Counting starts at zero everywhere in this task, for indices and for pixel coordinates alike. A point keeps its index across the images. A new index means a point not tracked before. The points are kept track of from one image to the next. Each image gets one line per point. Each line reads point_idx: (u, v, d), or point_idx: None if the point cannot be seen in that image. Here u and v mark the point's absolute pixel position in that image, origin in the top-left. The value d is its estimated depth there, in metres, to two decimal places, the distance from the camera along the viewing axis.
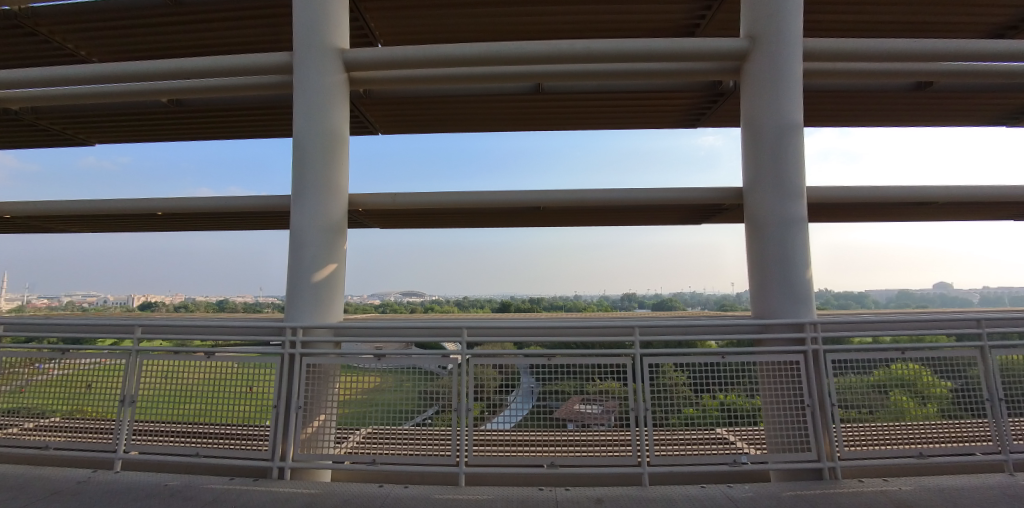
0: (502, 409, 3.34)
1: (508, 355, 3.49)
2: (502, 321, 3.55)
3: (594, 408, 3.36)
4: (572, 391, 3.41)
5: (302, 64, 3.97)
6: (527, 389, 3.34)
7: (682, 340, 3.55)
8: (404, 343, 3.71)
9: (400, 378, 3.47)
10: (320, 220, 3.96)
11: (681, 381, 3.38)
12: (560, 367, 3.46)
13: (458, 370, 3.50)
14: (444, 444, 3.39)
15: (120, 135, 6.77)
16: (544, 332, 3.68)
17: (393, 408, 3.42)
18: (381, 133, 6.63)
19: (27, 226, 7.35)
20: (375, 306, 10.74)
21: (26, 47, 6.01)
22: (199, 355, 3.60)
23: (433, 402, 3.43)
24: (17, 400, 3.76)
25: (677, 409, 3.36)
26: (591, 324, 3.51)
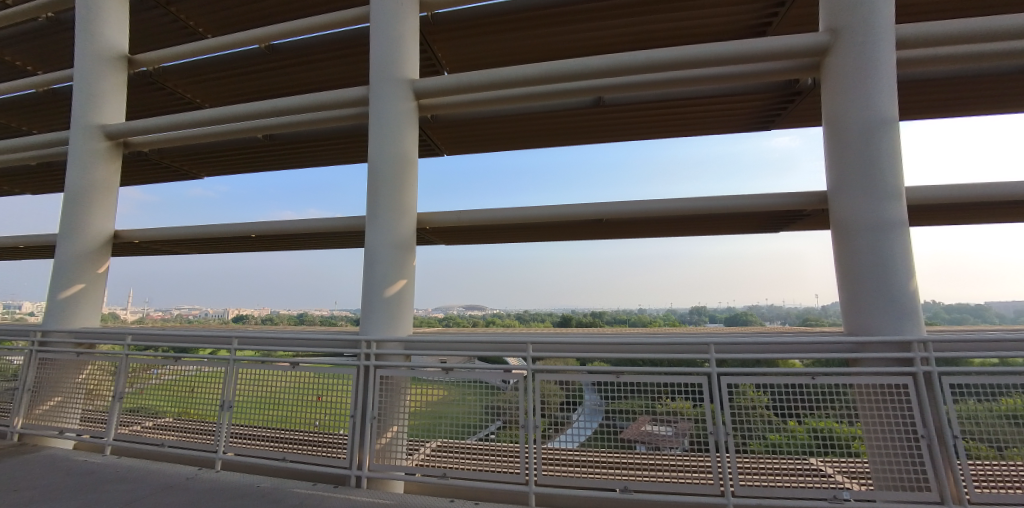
0: (567, 427, 3.24)
1: (571, 371, 3.41)
2: (565, 336, 3.47)
3: (665, 430, 3.13)
4: (641, 410, 3.19)
5: (376, 95, 4.27)
6: (592, 407, 3.23)
7: (760, 358, 3.23)
8: (469, 356, 3.89)
9: (464, 392, 3.53)
10: (390, 239, 4.18)
11: (763, 404, 3.09)
12: (628, 385, 3.29)
13: (521, 385, 3.48)
14: (510, 461, 3.38)
15: (222, 168, 7.71)
16: (607, 349, 3.55)
17: (459, 421, 3.49)
18: (445, 154, 6.94)
19: (147, 250, 8.55)
20: (439, 319, 11.16)
21: (153, 98, 7.10)
22: (282, 365, 3.88)
23: (496, 417, 3.44)
24: (137, 401, 4.29)
25: (760, 435, 3.07)
26: (660, 340, 3.33)
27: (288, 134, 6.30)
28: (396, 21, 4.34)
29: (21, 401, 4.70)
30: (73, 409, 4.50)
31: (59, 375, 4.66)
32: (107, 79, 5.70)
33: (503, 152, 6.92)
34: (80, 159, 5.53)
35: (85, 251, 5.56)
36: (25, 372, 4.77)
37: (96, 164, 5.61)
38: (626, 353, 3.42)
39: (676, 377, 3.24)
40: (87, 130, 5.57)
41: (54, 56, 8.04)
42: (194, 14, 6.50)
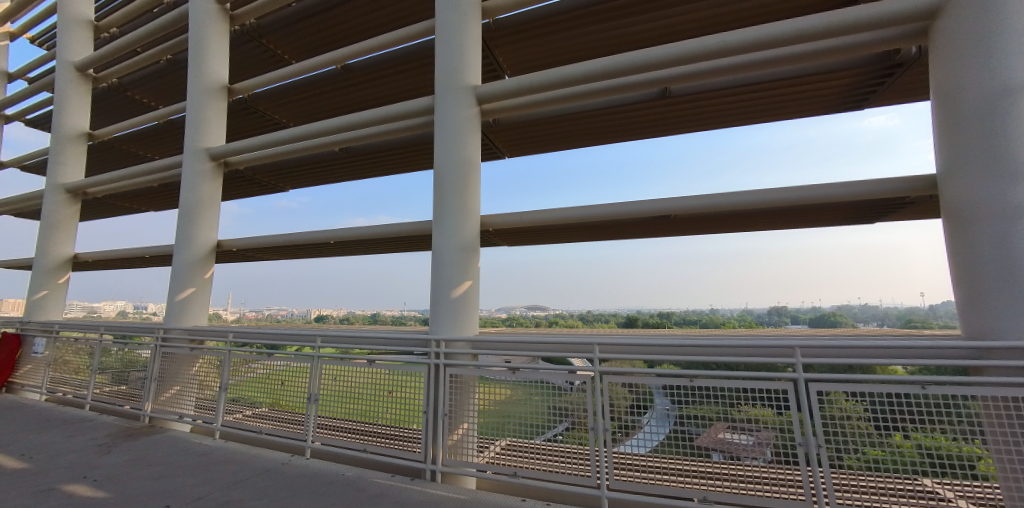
0: (635, 431, 3.13)
1: (639, 374, 3.27)
2: (633, 337, 3.34)
3: (745, 439, 2.91)
4: (715, 417, 3.00)
5: (441, 103, 4.44)
6: (662, 411, 3.09)
7: (854, 363, 2.88)
8: (532, 357, 3.82)
9: (529, 392, 3.54)
10: (456, 241, 4.32)
11: (860, 415, 2.74)
12: (702, 390, 3.08)
13: (586, 387, 3.43)
14: (578, 462, 3.35)
15: (305, 181, 8.46)
16: (678, 351, 3.36)
17: (526, 421, 3.50)
18: (506, 156, 7.05)
19: (243, 257, 9.58)
20: (501, 319, 11.36)
21: (248, 121, 7.98)
22: (362, 362, 4.15)
23: (563, 418, 3.42)
24: (238, 391, 4.80)
25: (856, 450, 2.75)
26: (737, 342, 3.07)
27: (360, 146, 6.75)
28: (459, 31, 4.48)
29: (149, 389, 5.46)
30: (189, 398, 5.15)
31: (177, 367, 5.34)
32: (211, 108, 6.46)
33: (563, 151, 6.88)
34: (192, 178, 6.32)
35: (195, 258, 6.35)
36: (151, 364, 5.53)
37: (203, 182, 6.37)
38: (699, 356, 3.21)
39: (754, 381, 2.95)
40: (197, 153, 6.35)
41: (171, 91, 9.30)
42: (281, 43, 7.20)
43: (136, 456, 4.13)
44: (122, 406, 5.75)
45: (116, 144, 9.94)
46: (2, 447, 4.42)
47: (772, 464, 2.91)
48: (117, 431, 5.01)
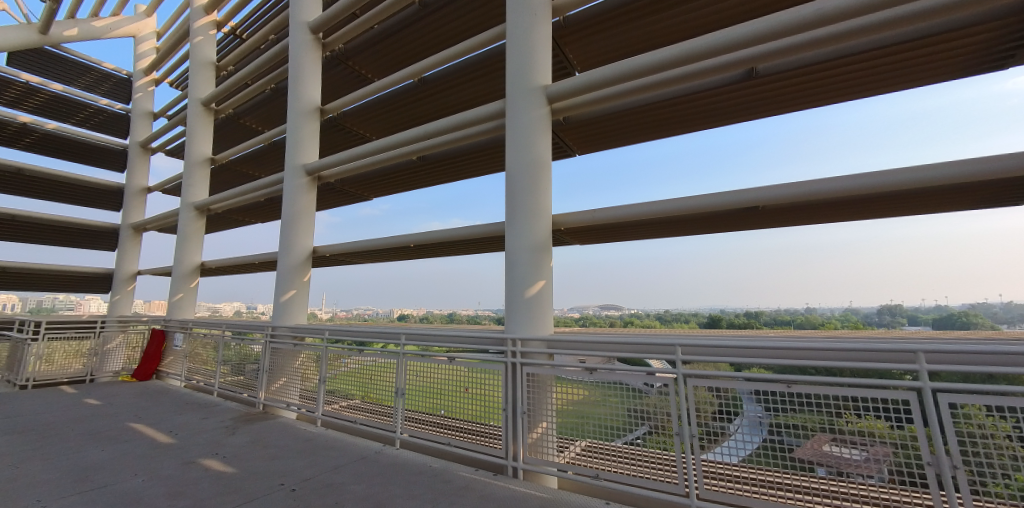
0: (723, 439, 2.92)
1: (726, 377, 3.00)
2: (717, 338, 3.09)
3: (854, 454, 2.58)
4: (818, 427, 2.71)
5: (512, 105, 4.51)
6: (753, 419, 2.82)
7: (996, 374, 2.39)
8: (607, 357, 3.70)
9: (605, 393, 3.46)
10: (528, 241, 4.36)
11: (1006, 434, 2.30)
12: (800, 398, 2.79)
13: (667, 390, 3.27)
14: (663, 466, 3.23)
15: (387, 189, 9.12)
16: (770, 354, 3.06)
17: (605, 423, 3.42)
18: (576, 153, 6.99)
19: (334, 262, 10.53)
20: (575, 319, 11.27)
21: (337, 137, 8.76)
22: (443, 359, 4.34)
23: (643, 421, 3.28)
24: (334, 383, 5.26)
25: (1004, 475, 2.30)
26: (842, 345, 2.71)
27: (436, 154, 7.12)
28: (529, 32, 4.52)
29: (262, 379, 6.19)
30: (293, 388, 5.76)
31: (284, 361, 6.00)
32: (306, 128, 7.17)
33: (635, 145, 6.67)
34: (291, 192, 7.06)
35: (295, 264, 7.10)
36: (263, 358, 6.26)
37: (300, 194, 7.10)
38: (795, 360, 2.90)
39: (866, 389, 2.60)
40: (295, 169, 7.09)
41: (273, 116, 10.52)
42: (364, 63, 7.83)
43: (254, 439, 4.71)
44: (241, 393, 6.60)
45: (231, 166, 11.47)
46: (155, 425, 5.28)
47: (888, 483, 2.55)
48: (238, 416, 5.76)
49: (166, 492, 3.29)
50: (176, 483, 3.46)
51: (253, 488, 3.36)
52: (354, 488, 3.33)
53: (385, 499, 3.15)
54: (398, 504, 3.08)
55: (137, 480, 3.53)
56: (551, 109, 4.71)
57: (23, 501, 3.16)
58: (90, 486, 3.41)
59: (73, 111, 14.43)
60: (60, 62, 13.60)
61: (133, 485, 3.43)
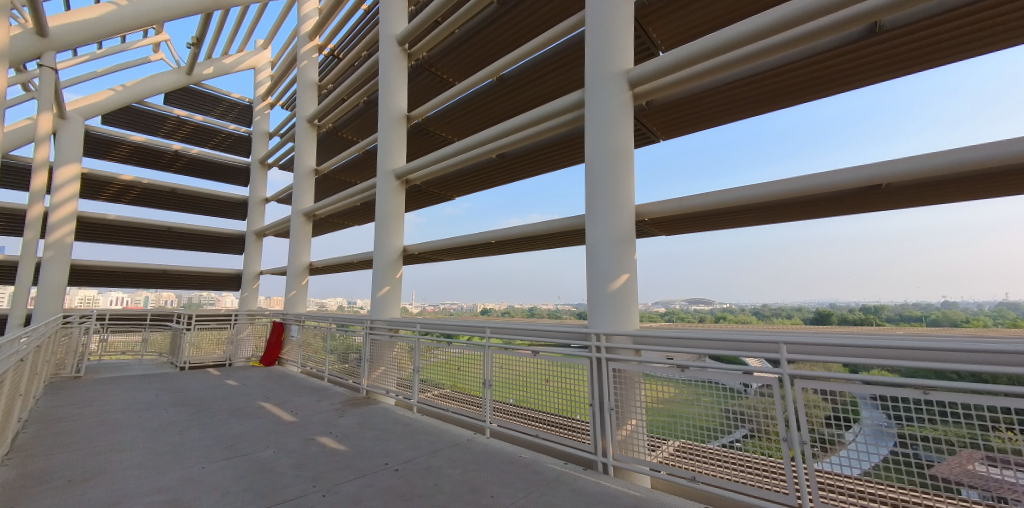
0: (839, 448, 2.54)
1: (839, 380, 2.69)
2: (831, 337, 2.71)
3: (1013, 476, 2.14)
4: (966, 444, 2.24)
5: (592, 94, 4.41)
6: (878, 427, 2.37)
7: None
8: (698, 355, 3.47)
9: (697, 392, 3.25)
10: (611, 233, 4.24)
11: None
12: (940, 408, 2.34)
13: (769, 392, 2.97)
14: (767, 471, 2.97)
15: (469, 189, 9.52)
16: (901, 355, 2.64)
17: (697, 423, 3.22)
18: (660, 138, 6.63)
19: (421, 260, 11.22)
20: (659, 314, 10.73)
21: (422, 141, 9.33)
22: (528, 353, 4.39)
23: (740, 424, 3.02)
24: (428, 373, 5.61)
25: None
26: (996, 343, 2.24)
27: (516, 151, 7.26)
28: (610, 16, 4.38)
29: (364, 368, 6.82)
30: (391, 377, 6.26)
31: (382, 351, 6.53)
32: (394, 134, 7.69)
33: (728, 123, 6.18)
34: (383, 195, 7.65)
35: (388, 262, 7.67)
36: (364, 348, 6.89)
37: (390, 197, 7.66)
38: (932, 362, 2.46)
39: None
40: (386, 174, 7.67)
41: (366, 126, 11.49)
42: (446, 68, 8.25)
43: (361, 421, 5.22)
44: (347, 379, 7.34)
45: (332, 175, 12.78)
46: (280, 405, 6.10)
47: None
48: (346, 400, 6.42)
49: (293, 463, 3.78)
50: (300, 456, 3.97)
51: (363, 465, 3.72)
52: (449, 472, 3.54)
53: (479, 485, 3.30)
54: (491, 490, 3.21)
55: (269, 451, 4.11)
56: (633, 94, 4.54)
57: (190, 461, 3.86)
58: (236, 453, 4.05)
59: (210, 137, 17.11)
60: (200, 97, 16.22)
61: (267, 455, 3.99)
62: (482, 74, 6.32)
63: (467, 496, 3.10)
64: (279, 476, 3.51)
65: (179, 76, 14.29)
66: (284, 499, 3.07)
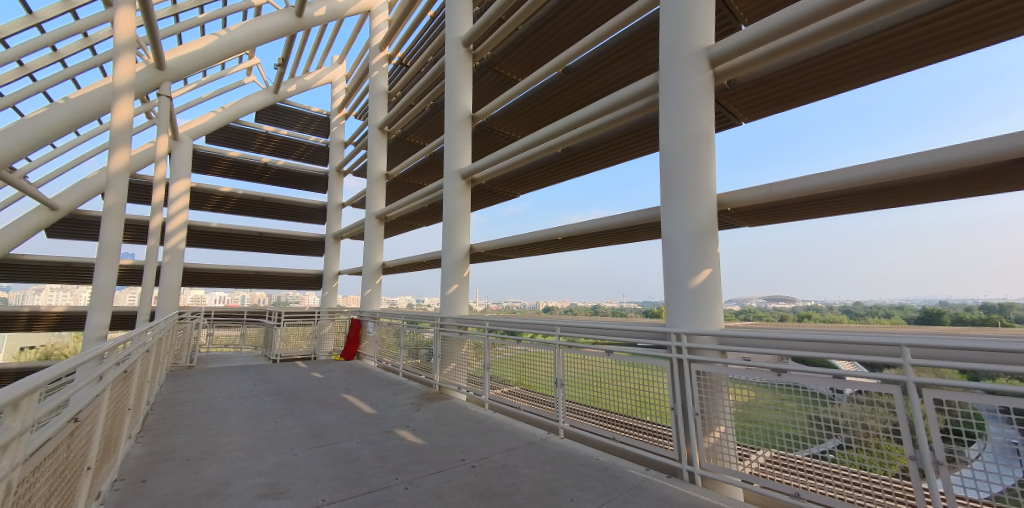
0: (958, 467, 2.20)
1: (958, 391, 2.27)
2: (964, 339, 2.19)
3: None
4: None
5: (668, 75, 4.16)
6: (1004, 444, 2.07)
7: None
8: (794, 358, 3.11)
9: (779, 397, 2.93)
10: (690, 225, 3.96)
11: None
12: None
13: (863, 399, 2.59)
14: (876, 490, 2.54)
15: (531, 186, 9.54)
16: None
17: (784, 431, 2.88)
18: (743, 120, 6.12)
19: (485, 258, 11.40)
20: (736, 312, 9.94)
21: (487, 140, 9.57)
22: (599, 352, 4.22)
23: (833, 433, 2.64)
24: (498, 369, 5.64)
25: None
26: None
27: (582, 144, 7.13)
28: None
29: (436, 364, 7.03)
30: (462, 373, 6.39)
31: (453, 347, 6.70)
32: (460, 135, 7.87)
33: (824, 99, 5.52)
34: (450, 195, 7.86)
35: (455, 260, 7.88)
36: (435, 344, 7.11)
37: (456, 197, 7.85)
38: None
39: None
40: (452, 174, 7.87)
41: (432, 129, 11.92)
42: (511, 65, 8.39)
43: (436, 416, 5.39)
44: (419, 374, 7.63)
45: (401, 178, 13.43)
46: (361, 397, 6.48)
47: None
48: (420, 395, 6.67)
49: (376, 455, 3.97)
50: (382, 448, 4.15)
51: (441, 460, 3.81)
52: (526, 472, 3.51)
53: (559, 487, 3.23)
54: (572, 494, 3.13)
55: (353, 441, 4.35)
56: (715, 73, 4.23)
57: (285, 447, 4.20)
58: (325, 442, 4.35)
59: (293, 149, 18.75)
60: (284, 113, 17.83)
61: (353, 445, 4.24)
62: (548, 67, 6.24)
63: (547, 498, 3.04)
64: (365, 466, 3.68)
65: (268, 95, 15.81)
66: (369, 489, 3.21)
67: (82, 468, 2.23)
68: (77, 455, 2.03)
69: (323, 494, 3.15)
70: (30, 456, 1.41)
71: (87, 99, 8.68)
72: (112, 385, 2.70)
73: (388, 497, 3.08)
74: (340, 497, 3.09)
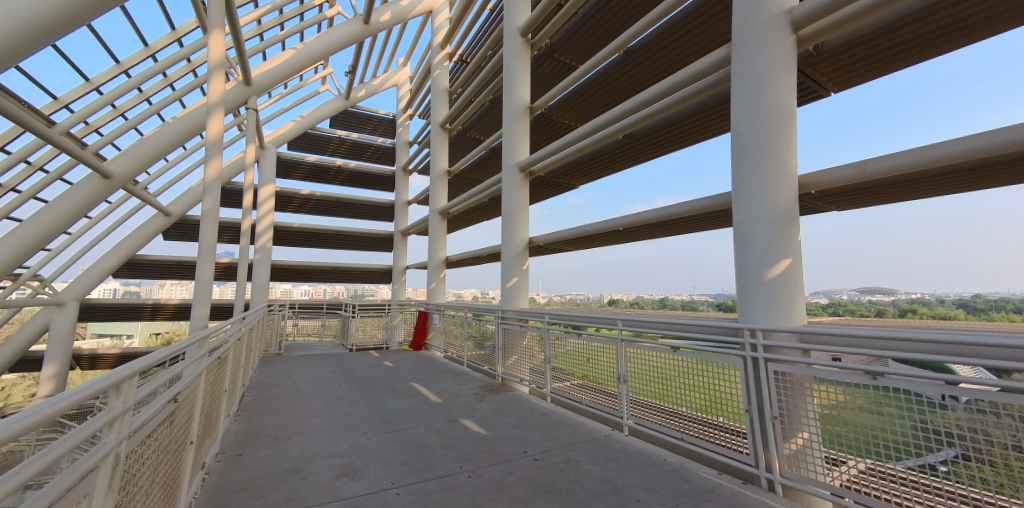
0: None
1: None
2: None
3: None
4: None
5: (743, 46, 3.81)
6: None
7: None
8: (894, 359, 2.74)
9: (876, 400, 2.57)
10: (767, 211, 3.61)
11: None
12: None
13: (981, 409, 2.26)
14: None
15: (590, 175, 9.32)
16: None
17: (881, 438, 2.55)
18: (832, 91, 5.46)
19: (546, 251, 11.35)
20: (824, 307, 8.95)
21: (546, 130, 9.52)
22: (665, 347, 4.03)
23: (945, 445, 2.32)
24: (560, 362, 5.60)
25: None
26: None
27: (645, 128, 6.81)
28: None
29: (498, 356, 7.16)
30: (524, 365, 6.44)
31: (514, 340, 6.78)
32: (519, 127, 7.87)
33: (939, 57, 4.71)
34: (509, 188, 7.91)
35: (515, 254, 7.93)
36: (497, 337, 7.24)
37: (515, 190, 7.88)
38: None
39: None
40: (511, 168, 7.91)
41: (491, 124, 12.07)
42: (570, 51, 8.25)
43: (499, 407, 5.50)
44: (483, 365, 7.83)
45: (462, 174, 13.78)
46: (428, 386, 6.79)
47: None
48: (484, 386, 6.84)
49: (442, 442, 4.14)
50: (447, 436, 4.32)
51: (503, 451, 3.87)
52: (589, 469, 3.46)
53: (623, 486, 3.15)
54: (637, 494, 3.03)
55: (421, 428, 4.58)
56: (798, 39, 3.80)
57: (359, 431, 4.52)
58: (395, 428, 4.61)
59: (363, 151, 19.98)
60: (355, 118, 19.04)
61: (421, 432, 4.45)
62: (610, 49, 6.01)
63: (611, 497, 2.97)
64: (431, 453, 3.85)
65: (340, 102, 16.97)
66: (435, 476, 3.35)
67: (186, 442, 2.56)
68: (179, 431, 2.32)
69: (393, 477, 3.34)
70: (134, 433, 1.62)
71: (190, 117, 9.88)
72: (208, 369, 3.05)
73: (452, 485, 3.19)
74: (408, 482, 3.26)
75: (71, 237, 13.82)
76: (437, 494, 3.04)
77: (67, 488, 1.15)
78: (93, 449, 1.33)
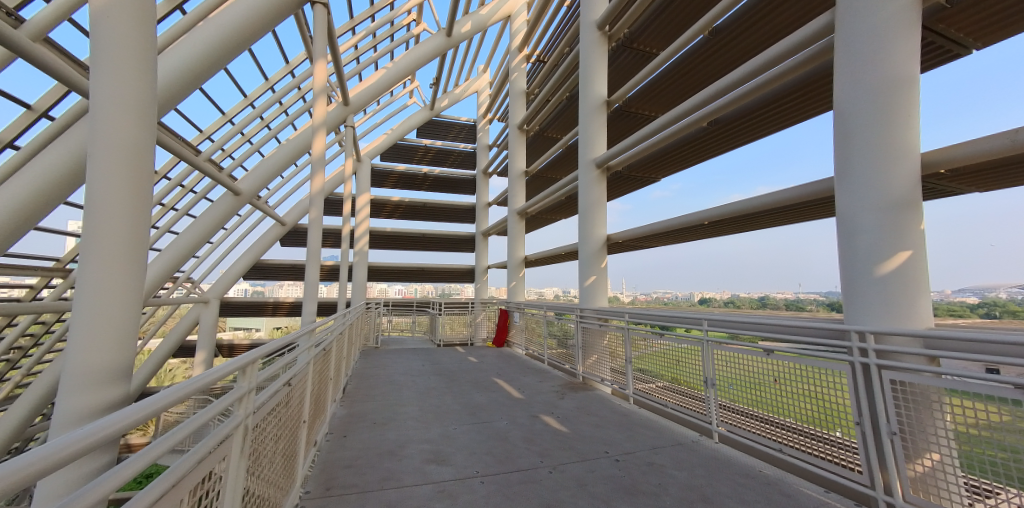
0: None
1: None
2: None
3: None
4: None
5: (850, 11, 3.36)
6: None
7: None
8: None
9: None
10: (879, 196, 3.16)
11: None
12: None
13: None
14: None
15: (672, 167, 8.83)
16: None
17: None
18: (975, 48, 4.55)
19: (626, 247, 11.02)
20: (975, 307, 7.48)
21: (624, 123, 9.26)
22: (757, 350, 3.72)
23: None
24: (644, 363, 5.43)
25: None
26: None
27: (733, 113, 6.31)
28: None
29: (579, 354, 7.14)
30: (605, 365, 6.35)
31: (594, 338, 6.71)
32: (595, 122, 7.75)
33: None
34: (585, 185, 7.83)
35: (592, 252, 7.83)
36: (577, 335, 7.22)
37: (592, 187, 7.77)
38: None
39: None
40: (587, 164, 7.82)
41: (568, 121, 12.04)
42: (650, 38, 7.94)
43: (580, 405, 5.50)
44: (563, 363, 7.88)
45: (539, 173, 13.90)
46: (510, 382, 7.02)
47: None
48: (565, 384, 6.88)
49: (524, 436, 4.29)
50: (528, 431, 4.46)
51: (584, 450, 3.88)
52: (674, 474, 3.33)
53: (710, 495, 2.99)
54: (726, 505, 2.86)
55: (504, 422, 4.78)
56: None
57: (448, 421, 4.86)
58: (480, 419, 4.88)
59: (446, 157, 21.15)
60: (439, 126, 20.23)
61: (505, 425, 4.65)
62: (696, 30, 5.66)
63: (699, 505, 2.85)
64: (513, 445, 4.01)
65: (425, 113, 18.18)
66: (518, 468, 3.49)
67: (300, 421, 2.99)
68: (294, 410, 2.74)
69: (477, 466, 3.55)
70: (258, 409, 1.97)
71: (300, 138, 11.31)
72: (316, 358, 3.53)
73: (534, 478, 3.30)
74: (492, 472, 3.43)
75: (214, 245, 16.62)
76: (519, 486, 3.16)
77: (208, 449, 1.46)
78: (228, 421, 1.66)
